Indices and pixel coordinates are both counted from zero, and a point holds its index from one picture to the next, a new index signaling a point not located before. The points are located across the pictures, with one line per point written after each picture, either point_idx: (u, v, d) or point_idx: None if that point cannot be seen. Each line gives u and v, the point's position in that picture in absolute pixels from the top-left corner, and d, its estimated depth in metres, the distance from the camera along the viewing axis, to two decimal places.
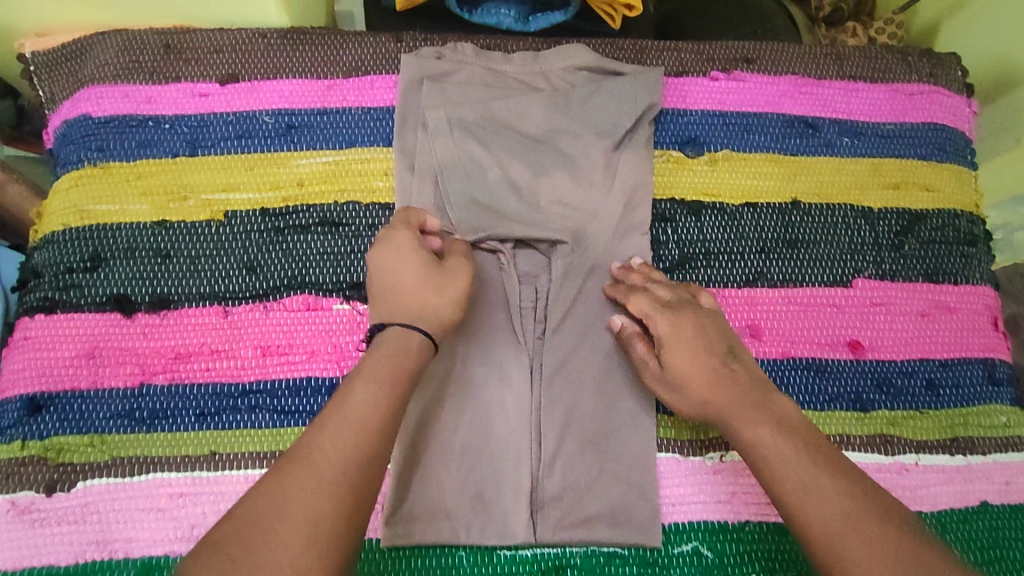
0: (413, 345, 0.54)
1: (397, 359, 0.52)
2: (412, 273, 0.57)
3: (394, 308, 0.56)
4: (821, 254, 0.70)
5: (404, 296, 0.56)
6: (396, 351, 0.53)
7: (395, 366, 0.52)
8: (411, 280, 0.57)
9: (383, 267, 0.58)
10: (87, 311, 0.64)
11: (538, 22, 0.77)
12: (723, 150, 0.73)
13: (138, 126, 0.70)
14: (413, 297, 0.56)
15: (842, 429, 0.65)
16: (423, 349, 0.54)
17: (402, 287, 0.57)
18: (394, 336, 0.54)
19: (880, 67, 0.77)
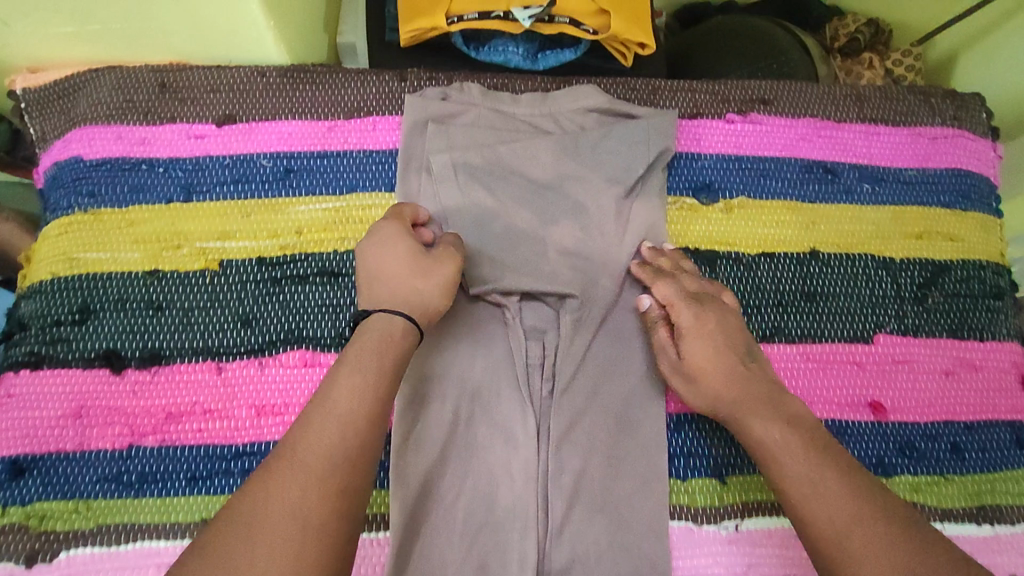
0: (396, 331, 0.53)
1: (381, 346, 0.52)
2: (398, 261, 0.57)
3: (378, 295, 0.55)
4: (840, 309, 0.67)
5: (389, 283, 0.56)
6: (378, 336, 0.52)
7: (375, 351, 0.51)
8: (395, 268, 0.57)
9: (369, 256, 0.58)
10: (75, 368, 0.62)
11: (548, 61, 0.74)
12: (739, 197, 0.70)
13: (131, 170, 0.67)
14: (396, 283, 0.55)
15: (928, 498, 0.62)
16: (407, 332, 0.53)
17: (387, 273, 0.56)
18: (374, 321, 0.53)
19: (901, 109, 0.73)
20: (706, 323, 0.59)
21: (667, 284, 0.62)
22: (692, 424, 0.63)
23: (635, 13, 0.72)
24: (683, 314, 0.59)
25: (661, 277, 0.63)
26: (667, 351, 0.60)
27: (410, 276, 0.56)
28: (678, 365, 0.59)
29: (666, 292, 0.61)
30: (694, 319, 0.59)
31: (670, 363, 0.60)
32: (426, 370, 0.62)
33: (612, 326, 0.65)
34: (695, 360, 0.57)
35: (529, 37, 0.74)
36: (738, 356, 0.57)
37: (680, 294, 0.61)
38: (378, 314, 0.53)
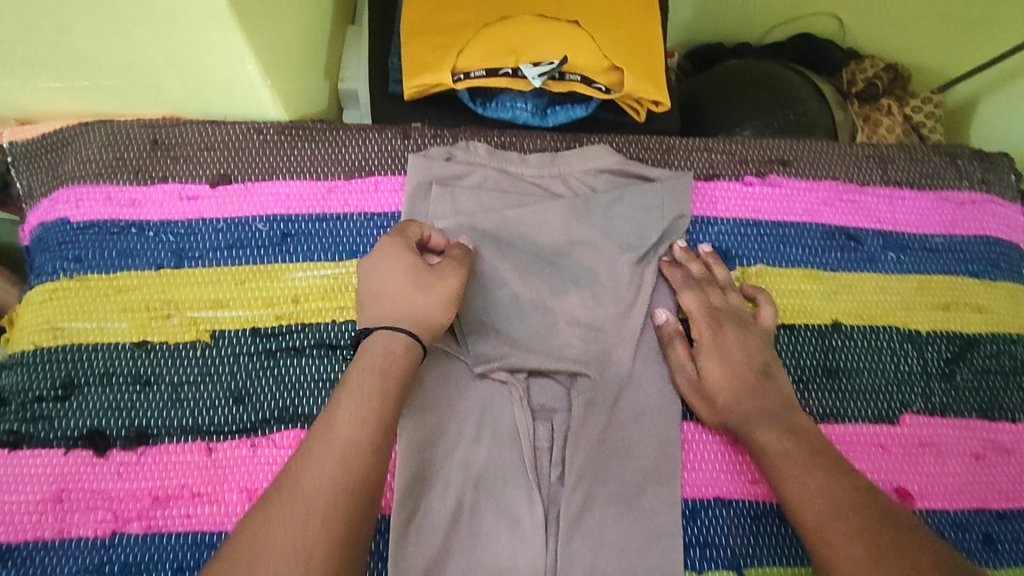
0: (397, 347, 0.52)
1: (383, 368, 0.50)
2: (397, 273, 0.55)
3: (378, 313, 0.54)
4: (864, 386, 0.64)
5: (388, 300, 0.54)
6: (379, 356, 0.51)
7: (377, 371, 0.50)
8: (395, 280, 0.55)
9: (368, 271, 0.56)
10: (56, 448, 0.59)
11: (558, 117, 0.71)
12: (758, 265, 0.67)
13: (120, 234, 0.64)
14: (394, 297, 0.54)
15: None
16: (410, 351, 0.52)
17: (387, 289, 0.54)
18: (374, 339, 0.52)
19: (926, 172, 0.70)
20: (725, 342, 0.62)
21: (692, 295, 0.64)
22: (708, 509, 0.61)
23: (649, 71, 0.69)
24: (703, 329, 0.63)
25: (688, 285, 0.64)
26: (685, 368, 0.62)
27: (408, 291, 0.54)
28: (696, 382, 0.61)
29: (691, 306, 0.63)
30: (713, 338, 0.62)
31: (688, 379, 0.62)
32: (428, 454, 0.58)
33: (624, 405, 0.62)
34: (713, 378, 0.60)
35: (538, 92, 0.70)
36: (754, 371, 0.60)
37: (703, 307, 0.63)
38: (381, 331, 0.52)
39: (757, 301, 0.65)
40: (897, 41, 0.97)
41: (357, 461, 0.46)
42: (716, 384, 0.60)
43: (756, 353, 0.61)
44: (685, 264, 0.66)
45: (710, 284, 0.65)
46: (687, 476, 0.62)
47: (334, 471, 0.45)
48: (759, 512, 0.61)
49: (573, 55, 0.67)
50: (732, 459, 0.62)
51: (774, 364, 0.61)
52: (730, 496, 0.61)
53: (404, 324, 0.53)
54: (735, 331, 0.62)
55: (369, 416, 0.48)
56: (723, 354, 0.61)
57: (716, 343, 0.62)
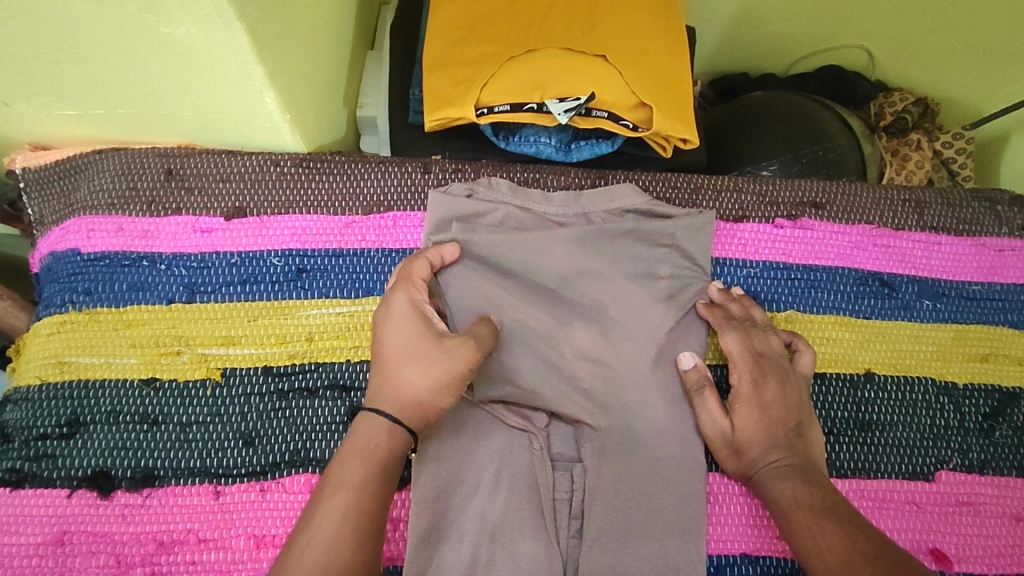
0: (381, 431, 0.50)
1: (363, 457, 0.49)
2: (406, 344, 0.52)
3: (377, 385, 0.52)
4: (899, 440, 0.62)
5: (390, 371, 0.52)
6: (360, 438, 0.50)
7: (357, 460, 0.49)
8: (400, 353, 0.52)
9: (378, 330, 0.55)
10: (60, 488, 0.57)
11: (582, 153, 0.70)
12: (787, 311, 0.65)
13: (131, 267, 0.63)
14: (391, 378, 0.52)
15: None
16: (394, 432, 0.51)
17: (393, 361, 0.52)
18: (362, 421, 0.51)
19: (965, 217, 0.68)
20: (765, 393, 0.59)
21: (735, 338, 0.60)
22: (734, 567, 0.58)
23: (677, 106, 0.67)
24: (744, 378, 0.60)
25: (731, 326, 0.61)
26: (718, 421, 0.59)
27: (407, 363, 0.52)
28: (728, 437, 0.59)
29: (733, 351, 0.60)
30: (753, 386, 0.59)
31: (720, 434, 0.59)
32: (443, 504, 0.56)
33: (648, 456, 0.60)
34: (745, 431, 0.58)
35: (562, 126, 0.69)
36: (786, 431, 0.58)
37: (746, 353, 0.60)
38: (369, 415, 0.51)
39: (795, 347, 0.62)
40: (928, 75, 0.94)
41: (339, 562, 0.45)
42: (748, 438, 0.58)
43: (792, 410, 0.59)
44: (724, 305, 0.63)
45: (753, 327, 0.61)
46: (712, 531, 0.59)
47: (315, 570, 0.44)
48: (786, 570, 0.58)
49: (600, 91, 0.65)
50: (757, 514, 0.59)
51: (807, 421, 0.59)
52: (757, 552, 0.59)
53: (391, 408, 0.51)
54: (777, 385, 0.59)
55: (349, 508, 0.47)
56: (762, 409, 0.59)
57: (754, 394, 0.59)
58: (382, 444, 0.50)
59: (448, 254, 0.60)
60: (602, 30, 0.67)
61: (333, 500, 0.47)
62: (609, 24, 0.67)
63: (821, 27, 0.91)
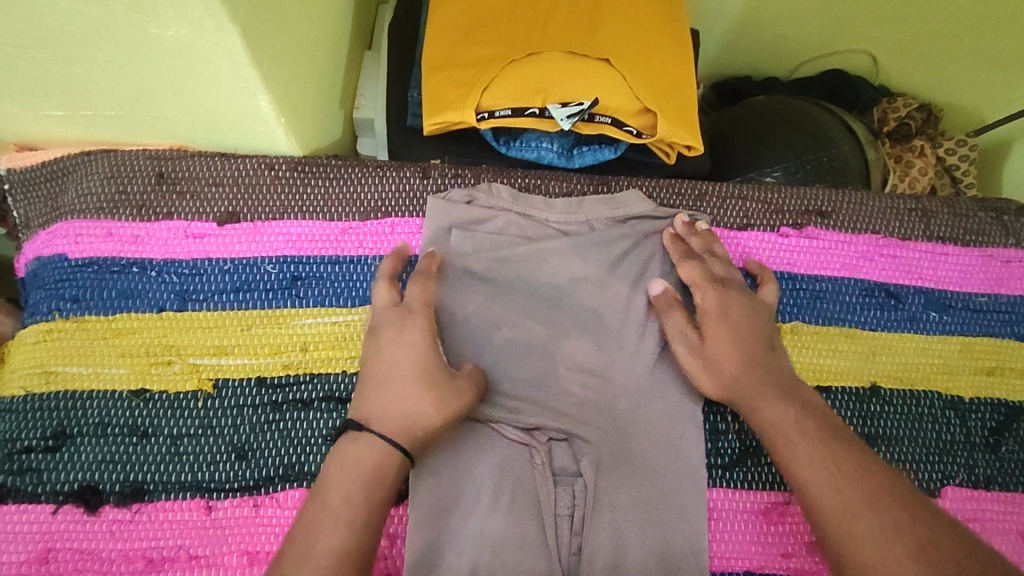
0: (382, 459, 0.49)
1: (366, 485, 0.48)
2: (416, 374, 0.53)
3: (382, 407, 0.51)
4: (905, 456, 0.61)
5: (399, 398, 0.51)
6: (359, 466, 0.49)
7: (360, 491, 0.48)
8: (410, 384, 0.52)
9: (384, 352, 0.54)
10: (44, 503, 0.55)
11: (584, 159, 0.68)
12: (793, 322, 0.63)
13: (120, 273, 0.61)
14: (397, 405, 0.51)
15: None
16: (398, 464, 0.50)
17: (389, 386, 0.52)
18: (359, 445, 0.50)
19: (971, 228, 0.67)
20: (730, 308, 0.58)
21: (694, 267, 0.61)
22: None
23: (681, 112, 0.66)
24: (708, 295, 0.59)
25: (689, 257, 0.62)
26: (686, 335, 0.58)
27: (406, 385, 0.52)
28: (698, 350, 0.57)
29: (693, 275, 0.61)
30: (718, 303, 0.59)
31: (691, 348, 0.58)
32: (441, 521, 0.55)
33: (647, 467, 0.58)
34: (716, 343, 0.57)
35: (565, 132, 0.68)
36: None
37: (706, 275, 0.60)
38: (365, 439, 0.50)
39: (759, 281, 0.62)
40: (932, 81, 0.93)
41: None
42: (719, 351, 0.57)
43: (762, 324, 0.58)
44: (686, 239, 0.63)
45: (714, 257, 0.62)
46: (714, 548, 0.57)
47: None
48: None
49: (602, 97, 0.64)
50: (761, 535, 0.58)
51: (777, 340, 0.58)
52: (761, 569, 0.57)
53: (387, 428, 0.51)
54: (738, 303, 0.59)
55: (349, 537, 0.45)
56: (731, 326, 0.57)
57: (720, 310, 0.58)
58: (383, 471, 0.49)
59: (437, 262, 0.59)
60: (605, 34, 0.65)
61: (331, 529, 0.45)
62: (613, 28, 0.66)
63: (825, 31, 0.90)
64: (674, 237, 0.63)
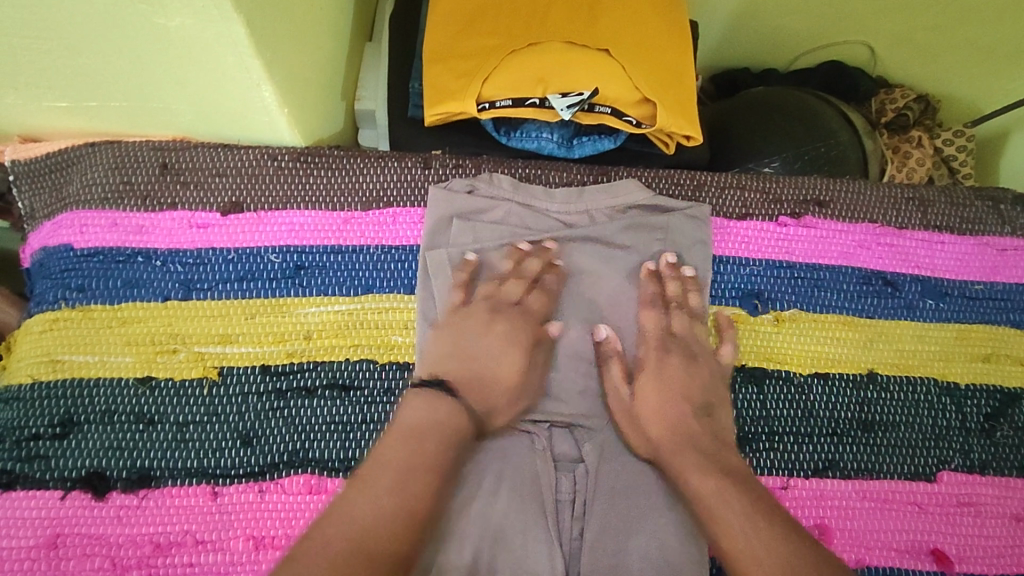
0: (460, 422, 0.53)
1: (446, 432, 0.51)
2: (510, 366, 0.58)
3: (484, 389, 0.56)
4: (901, 441, 0.61)
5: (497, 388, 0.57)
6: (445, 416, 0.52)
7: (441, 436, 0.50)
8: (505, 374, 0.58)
9: (485, 339, 0.59)
10: (53, 490, 0.56)
11: (584, 149, 0.69)
12: (791, 310, 0.64)
13: (125, 263, 0.61)
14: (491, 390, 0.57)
15: None
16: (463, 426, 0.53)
17: (488, 365, 0.57)
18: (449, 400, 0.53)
19: (968, 216, 0.68)
20: (667, 368, 0.60)
21: (651, 316, 0.62)
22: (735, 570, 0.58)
23: (680, 102, 0.66)
24: (649, 351, 0.61)
25: (651, 302, 0.63)
26: (620, 389, 0.59)
27: (511, 365, 0.58)
28: (628, 408, 0.59)
29: (647, 325, 0.62)
30: (657, 361, 0.60)
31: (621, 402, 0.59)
32: None
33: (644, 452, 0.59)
34: (644, 400, 0.58)
35: (565, 122, 0.68)
36: None
37: (657, 330, 0.62)
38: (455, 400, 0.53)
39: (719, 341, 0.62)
40: (930, 71, 0.94)
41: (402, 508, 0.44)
42: (647, 407, 0.58)
43: (696, 386, 0.58)
44: (664, 278, 0.63)
45: (678, 308, 0.62)
46: None
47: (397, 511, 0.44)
48: None
49: (602, 87, 0.64)
50: None
51: (714, 403, 0.58)
52: None
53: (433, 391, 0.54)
54: (679, 361, 0.60)
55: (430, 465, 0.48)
56: (663, 383, 0.59)
57: (657, 367, 0.60)
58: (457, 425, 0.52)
59: (550, 246, 0.63)
60: (604, 25, 0.66)
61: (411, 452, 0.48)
62: (612, 18, 0.66)
63: (823, 22, 0.91)
64: (654, 275, 0.63)
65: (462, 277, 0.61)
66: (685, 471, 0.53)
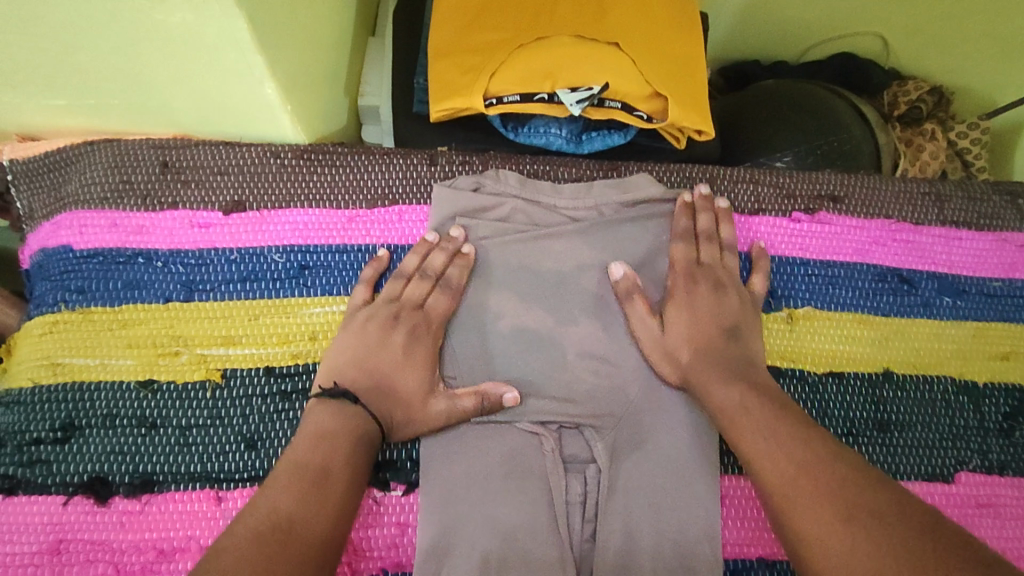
0: (360, 429, 0.51)
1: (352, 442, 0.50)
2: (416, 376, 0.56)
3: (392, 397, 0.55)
4: (918, 441, 0.60)
5: (401, 400, 0.55)
6: (332, 427, 0.51)
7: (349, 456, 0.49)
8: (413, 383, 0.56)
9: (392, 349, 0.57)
10: (54, 495, 0.55)
11: (594, 144, 0.68)
12: (806, 308, 0.63)
13: (126, 263, 0.60)
14: (399, 397, 0.55)
15: None
16: (367, 432, 0.52)
17: (395, 376, 0.56)
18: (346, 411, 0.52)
19: (985, 211, 0.66)
20: (698, 299, 0.59)
21: (681, 245, 0.62)
22: (750, 572, 0.56)
23: (692, 97, 0.65)
24: (679, 279, 0.60)
25: (682, 233, 0.62)
26: (648, 322, 0.59)
27: (404, 368, 0.56)
28: (659, 338, 0.58)
29: (676, 257, 0.61)
30: (687, 292, 0.60)
31: (652, 337, 0.58)
32: (450, 509, 0.54)
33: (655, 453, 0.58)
34: (677, 330, 0.58)
35: (574, 117, 0.66)
36: None
37: (688, 259, 0.61)
38: (332, 410, 0.52)
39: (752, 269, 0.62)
40: (943, 63, 0.92)
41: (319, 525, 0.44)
42: (677, 337, 0.58)
43: (726, 316, 0.58)
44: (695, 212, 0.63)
45: (708, 239, 0.62)
46: (726, 535, 0.57)
47: (265, 533, 0.42)
48: None
49: (612, 81, 0.63)
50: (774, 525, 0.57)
51: (745, 328, 0.58)
52: (774, 557, 0.57)
53: (331, 406, 0.52)
54: (710, 290, 0.59)
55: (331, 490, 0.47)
56: (693, 311, 0.59)
57: (687, 299, 0.59)
58: (358, 437, 0.51)
59: (454, 233, 0.61)
60: (614, 17, 0.64)
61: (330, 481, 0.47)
62: (622, 9, 0.65)
63: (835, 13, 0.89)
64: (686, 208, 0.63)
65: (368, 274, 0.60)
66: (713, 394, 0.54)
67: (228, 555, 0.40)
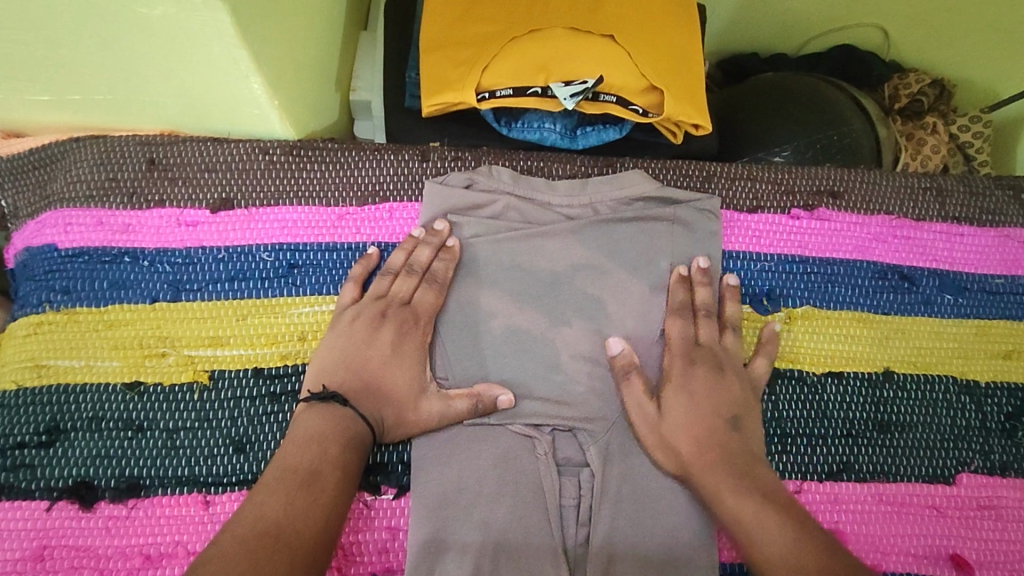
0: (351, 430, 0.51)
1: (344, 445, 0.49)
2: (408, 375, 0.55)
3: (383, 398, 0.54)
4: (919, 442, 0.59)
5: (393, 400, 0.54)
6: (323, 428, 0.50)
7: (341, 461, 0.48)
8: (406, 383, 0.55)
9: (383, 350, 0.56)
10: (39, 500, 0.54)
11: (589, 139, 0.66)
12: (805, 306, 0.62)
13: (112, 263, 0.59)
14: (390, 397, 0.54)
15: None
16: (358, 435, 0.51)
17: (386, 377, 0.55)
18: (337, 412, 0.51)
19: (988, 207, 0.65)
20: (696, 381, 0.56)
21: (679, 325, 0.59)
22: None
23: (689, 90, 0.64)
24: (676, 358, 0.57)
25: (680, 310, 0.59)
26: (644, 405, 0.56)
27: (394, 368, 0.55)
28: (656, 423, 0.55)
29: (673, 333, 0.59)
30: (684, 372, 0.57)
31: (647, 419, 0.55)
32: (442, 511, 0.54)
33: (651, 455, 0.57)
34: (674, 415, 0.55)
35: (567, 111, 0.66)
36: None
37: (685, 340, 0.58)
38: (323, 412, 0.51)
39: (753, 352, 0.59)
40: (946, 55, 0.90)
41: (310, 531, 0.43)
42: (675, 426, 0.55)
43: (725, 402, 0.55)
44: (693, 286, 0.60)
45: (706, 316, 0.59)
46: (723, 539, 0.56)
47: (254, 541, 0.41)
48: None
49: (608, 75, 0.61)
50: None
51: (746, 416, 0.55)
52: None
53: (321, 409, 0.51)
54: (709, 372, 0.56)
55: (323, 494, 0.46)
56: (691, 394, 0.56)
57: (684, 377, 0.56)
58: (351, 439, 0.50)
59: (439, 227, 0.59)
60: (610, 9, 0.63)
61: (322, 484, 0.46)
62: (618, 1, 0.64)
63: (835, 5, 0.87)
64: (684, 280, 0.60)
65: (356, 272, 0.59)
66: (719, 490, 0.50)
67: (214, 564, 0.39)
